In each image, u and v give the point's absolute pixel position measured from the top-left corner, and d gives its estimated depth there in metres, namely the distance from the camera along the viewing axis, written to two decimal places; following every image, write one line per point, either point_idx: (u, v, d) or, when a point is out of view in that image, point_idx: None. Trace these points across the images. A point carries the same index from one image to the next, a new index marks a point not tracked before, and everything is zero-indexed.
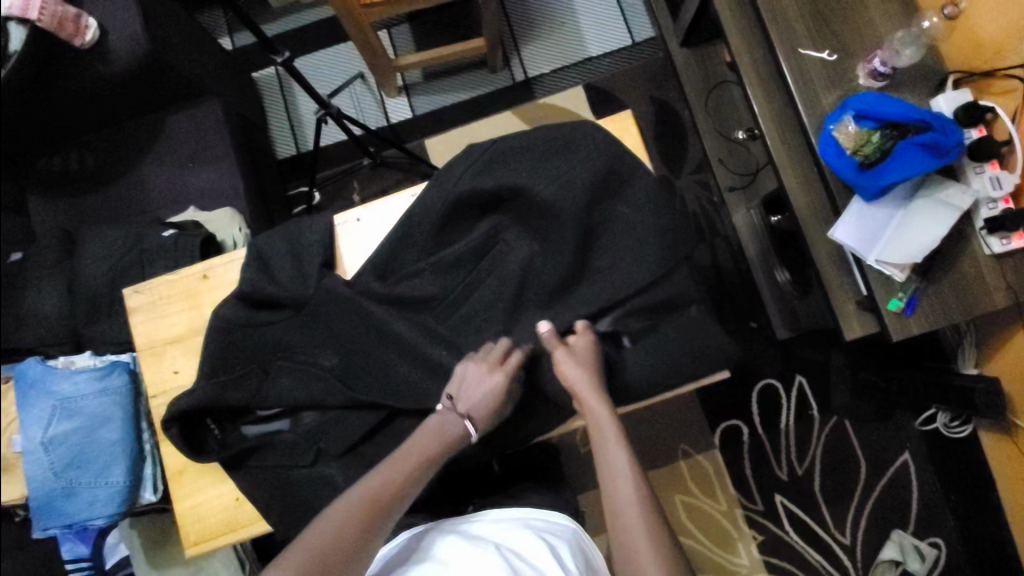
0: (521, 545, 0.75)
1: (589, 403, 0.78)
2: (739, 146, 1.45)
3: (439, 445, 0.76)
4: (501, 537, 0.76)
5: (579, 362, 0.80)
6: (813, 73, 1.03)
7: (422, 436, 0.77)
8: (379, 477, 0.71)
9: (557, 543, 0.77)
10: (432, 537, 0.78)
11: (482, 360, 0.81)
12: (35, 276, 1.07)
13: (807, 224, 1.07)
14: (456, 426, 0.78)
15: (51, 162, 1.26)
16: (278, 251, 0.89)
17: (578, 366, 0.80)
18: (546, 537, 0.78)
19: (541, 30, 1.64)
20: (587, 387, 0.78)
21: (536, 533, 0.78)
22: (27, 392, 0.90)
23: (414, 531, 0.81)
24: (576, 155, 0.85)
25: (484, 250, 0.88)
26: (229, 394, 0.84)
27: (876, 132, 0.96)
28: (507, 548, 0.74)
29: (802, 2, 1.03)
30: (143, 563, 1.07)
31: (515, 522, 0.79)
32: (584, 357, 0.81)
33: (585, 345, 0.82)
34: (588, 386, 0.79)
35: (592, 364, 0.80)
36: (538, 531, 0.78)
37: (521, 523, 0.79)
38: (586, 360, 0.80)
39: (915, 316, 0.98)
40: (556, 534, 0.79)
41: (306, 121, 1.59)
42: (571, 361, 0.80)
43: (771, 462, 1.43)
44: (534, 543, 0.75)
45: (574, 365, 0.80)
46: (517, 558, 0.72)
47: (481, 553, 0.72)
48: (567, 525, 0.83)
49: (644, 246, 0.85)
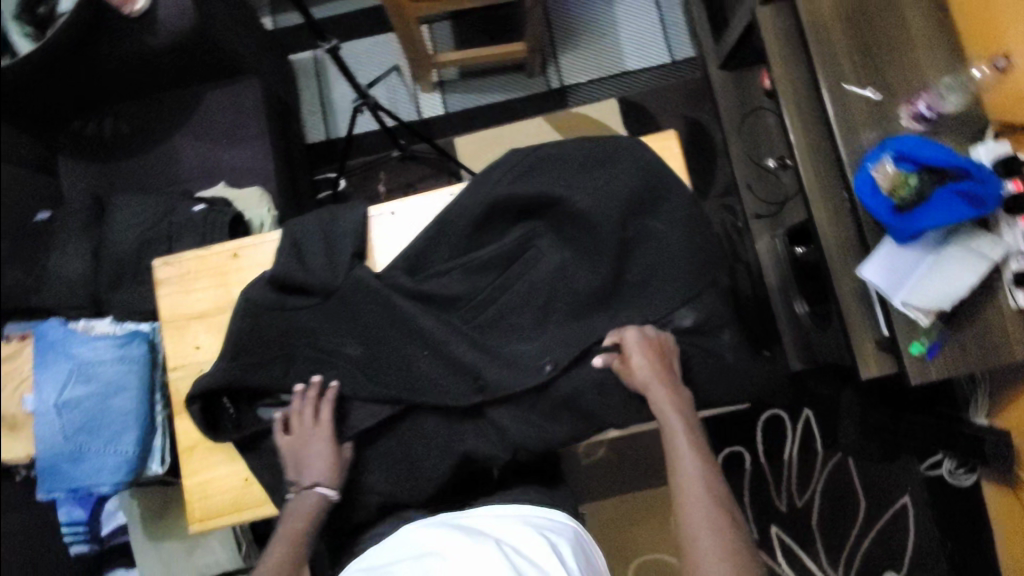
0: (522, 541, 0.74)
1: (653, 394, 0.77)
2: (769, 175, 1.45)
3: (301, 521, 0.78)
4: (500, 531, 0.76)
5: (639, 354, 0.79)
6: (856, 109, 1.02)
7: (283, 520, 0.78)
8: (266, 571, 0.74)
9: (558, 541, 0.77)
10: (428, 531, 0.76)
11: (298, 426, 0.83)
12: (62, 238, 1.08)
13: (833, 260, 1.07)
14: (310, 497, 0.80)
15: (87, 126, 1.28)
16: (309, 235, 0.89)
17: (637, 358, 0.79)
18: (548, 536, 0.77)
19: (581, 40, 1.65)
20: (650, 378, 0.78)
21: (537, 530, 0.77)
22: (45, 352, 0.90)
23: (409, 524, 0.80)
24: (614, 169, 0.86)
25: (515, 255, 0.88)
26: (250, 374, 0.85)
27: (914, 176, 0.95)
28: (507, 543, 0.73)
29: (849, 39, 1.04)
30: (140, 533, 1.07)
31: (515, 519, 0.79)
32: (636, 352, 0.79)
33: (641, 337, 0.80)
34: (649, 376, 0.78)
35: (652, 354, 0.80)
36: (541, 530, 0.77)
37: (520, 519, 0.79)
38: (646, 350, 0.80)
39: (936, 361, 0.97)
40: (557, 532, 0.79)
41: (340, 108, 1.60)
42: (630, 355, 0.79)
43: (770, 492, 1.42)
44: (535, 540, 0.75)
45: (635, 358, 0.79)
46: (519, 553, 0.72)
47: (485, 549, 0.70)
48: (567, 523, 0.82)
49: (675, 266, 0.84)
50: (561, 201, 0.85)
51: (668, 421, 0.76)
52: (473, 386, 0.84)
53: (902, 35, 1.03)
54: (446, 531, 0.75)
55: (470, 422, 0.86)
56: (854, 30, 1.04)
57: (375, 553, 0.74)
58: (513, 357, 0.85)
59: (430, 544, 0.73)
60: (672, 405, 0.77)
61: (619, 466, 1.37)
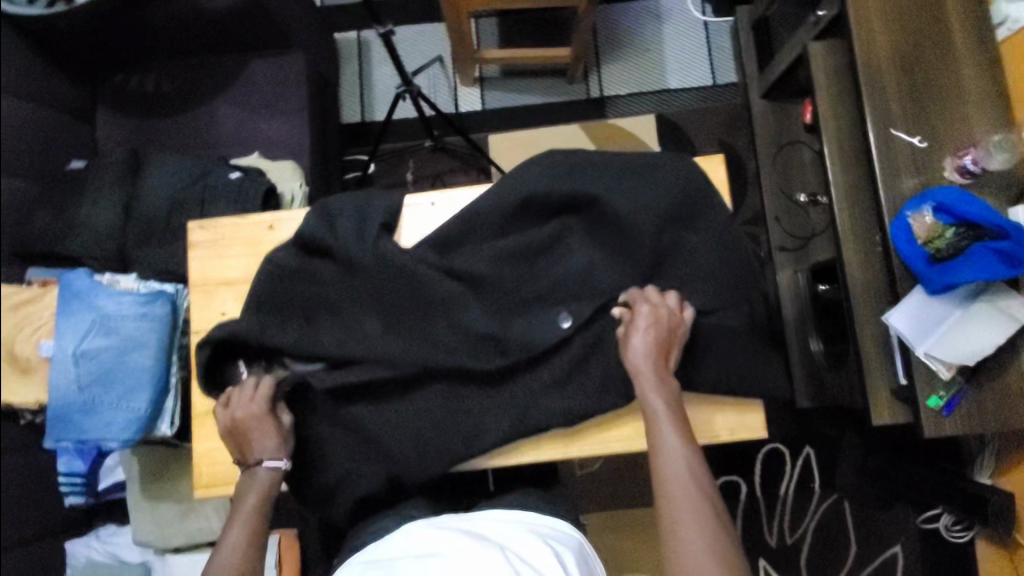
0: (525, 547, 0.75)
1: (643, 381, 0.77)
2: (798, 210, 1.45)
3: (257, 497, 0.76)
4: (504, 537, 0.76)
5: (640, 333, 0.78)
6: (901, 155, 1.02)
7: (237, 499, 0.76)
8: (230, 546, 0.71)
9: (560, 549, 0.77)
10: (431, 533, 0.76)
11: (233, 402, 0.80)
12: (94, 188, 1.07)
13: (857, 303, 1.07)
14: (264, 473, 0.78)
15: (130, 80, 1.29)
16: (343, 207, 0.87)
17: (637, 337, 0.78)
18: (552, 545, 0.77)
19: (625, 52, 1.64)
20: (644, 364, 0.77)
21: (540, 538, 0.77)
22: (69, 300, 0.90)
23: (411, 522, 0.80)
24: (657, 181, 0.84)
25: (542, 247, 0.85)
26: (274, 332, 0.83)
27: (951, 229, 0.95)
28: (510, 547, 0.74)
29: (901, 83, 1.04)
30: (136, 489, 1.08)
31: (518, 527, 0.79)
32: (640, 331, 0.78)
33: (653, 311, 0.79)
34: (643, 359, 0.77)
35: (657, 335, 0.78)
36: (545, 539, 0.77)
37: (523, 527, 0.79)
38: (653, 328, 0.78)
39: (952, 417, 0.97)
40: (559, 541, 0.79)
41: (378, 91, 1.60)
42: (635, 331, 0.78)
43: (762, 525, 1.42)
44: (538, 547, 0.75)
45: (636, 337, 0.78)
46: (522, 559, 0.72)
47: (489, 553, 0.70)
48: (569, 533, 0.82)
49: (706, 286, 0.84)
50: (600, 207, 0.83)
51: (655, 412, 0.75)
52: (491, 385, 0.84)
53: (954, 86, 1.03)
54: (450, 534, 0.75)
55: (481, 419, 0.83)
56: (906, 76, 1.04)
57: (378, 548, 0.75)
58: (532, 344, 0.81)
59: (431, 545, 0.73)
60: (661, 392, 0.76)
61: (615, 480, 1.37)
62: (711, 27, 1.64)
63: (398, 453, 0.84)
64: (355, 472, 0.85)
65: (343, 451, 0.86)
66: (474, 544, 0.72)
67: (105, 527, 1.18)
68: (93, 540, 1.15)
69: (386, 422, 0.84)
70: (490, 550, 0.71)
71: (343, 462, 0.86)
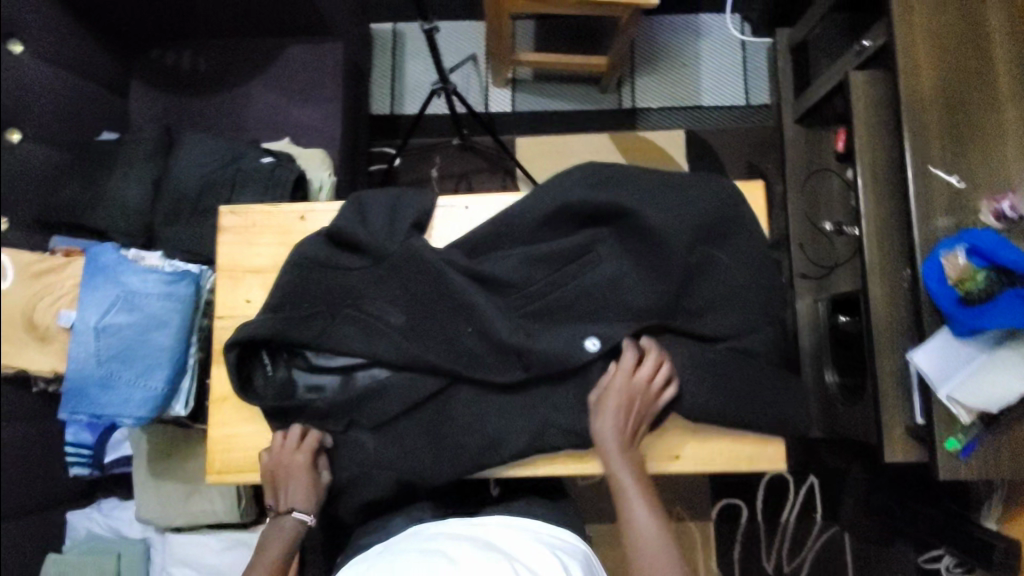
0: (531, 556, 0.74)
1: (609, 457, 0.78)
2: (824, 238, 1.42)
3: (280, 546, 0.79)
4: (510, 544, 0.75)
5: (614, 405, 0.78)
6: (936, 194, 1.00)
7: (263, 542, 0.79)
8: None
9: (567, 559, 0.76)
10: (440, 537, 0.75)
11: (280, 447, 0.81)
12: (124, 161, 1.07)
13: (880, 338, 1.06)
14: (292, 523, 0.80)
15: (166, 56, 1.29)
16: (377, 203, 0.87)
17: (611, 409, 0.78)
18: (561, 556, 0.76)
19: (660, 66, 1.64)
20: (612, 441, 0.78)
21: (547, 547, 0.77)
22: (94, 273, 0.89)
23: (420, 524, 0.80)
24: (694, 195, 0.83)
25: (574, 257, 0.83)
26: (298, 329, 0.83)
27: (983, 272, 0.93)
28: (516, 556, 0.73)
29: (943, 121, 1.02)
30: (144, 466, 1.08)
31: (525, 535, 0.78)
32: (613, 404, 0.78)
33: (631, 386, 0.78)
34: (615, 431, 0.78)
35: (629, 409, 0.79)
36: (554, 550, 0.76)
37: (530, 536, 0.78)
38: (624, 405, 0.78)
39: (968, 461, 0.95)
40: (566, 551, 0.78)
41: (409, 85, 1.59)
42: (607, 404, 0.78)
43: (761, 551, 1.40)
44: (544, 556, 0.74)
45: (607, 412, 0.78)
46: (528, 567, 0.71)
47: (497, 563, 0.69)
48: (576, 544, 0.82)
49: (734, 306, 0.82)
50: (635, 221, 0.82)
51: (624, 486, 0.77)
52: (512, 394, 0.83)
53: (996, 127, 1.01)
54: (459, 541, 0.74)
55: (497, 427, 0.81)
56: (949, 113, 1.02)
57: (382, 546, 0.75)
58: (557, 355, 0.80)
59: (439, 547, 0.72)
60: (627, 463, 0.78)
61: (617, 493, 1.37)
62: (749, 47, 1.63)
63: (411, 454, 0.83)
64: (364, 465, 0.83)
65: (355, 446, 0.84)
66: (479, 549, 0.71)
67: (107, 500, 1.18)
68: (94, 513, 1.15)
69: (403, 421, 0.84)
70: (496, 558, 0.70)
71: (351, 456, 0.84)
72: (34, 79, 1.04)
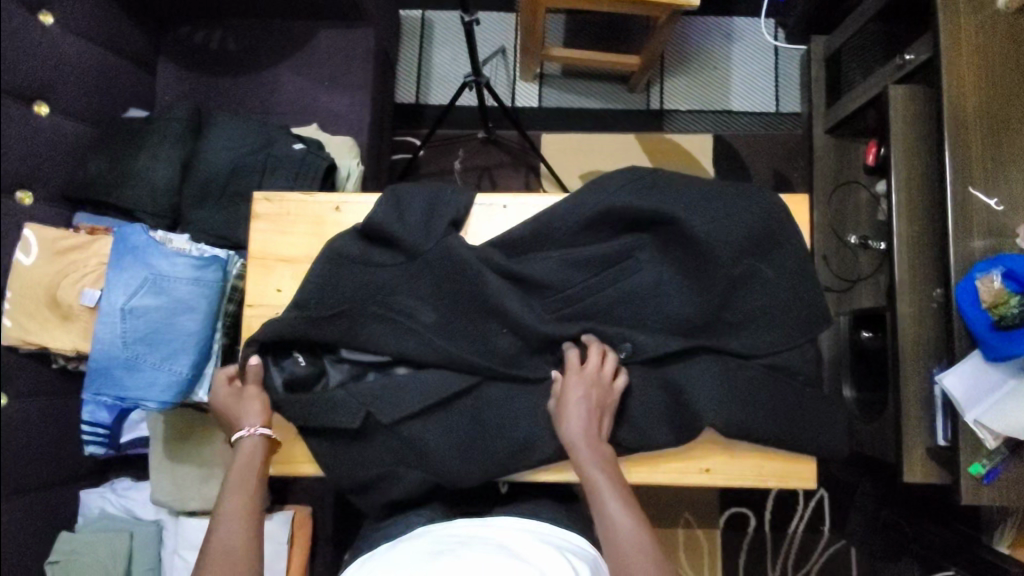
0: (540, 554, 0.72)
1: (579, 455, 0.76)
2: (849, 251, 1.39)
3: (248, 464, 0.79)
4: (515, 543, 0.73)
5: (572, 404, 0.77)
6: (975, 215, 0.98)
7: (232, 474, 0.78)
8: (234, 516, 0.74)
9: (577, 559, 0.74)
10: (449, 539, 0.73)
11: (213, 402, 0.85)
12: (152, 141, 1.06)
13: (906, 357, 1.06)
14: (251, 445, 0.80)
15: (195, 34, 1.27)
16: (415, 198, 0.86)
17: (569, 406, 0.77)
18: (573, 559, 0.73)
19: (691, 68, 1.62)
20: (581, 438, 0.76)
21: (556, 548, 0.75)
22: (123, 254, 0.89)
23: (431, 524, 0.80)
24: (738, 206, 0.82)
25: (612, 262, 0.83)
26: (326, 326, 0.82)
27: (1017, 298, 0.90)
28: (524, 554, 0.71)
29: (987, 141, 1.00)
30: (160, 447, 1.09)
31: (530, 534, 0.77)
32: (570, 401, 0.77)
33: (585, 381, 0.78)
34: (576, 431, 0.76)
35: (589, 407, 0.77)
36: (566, 553, 0.74)
37: (537, 537, 0.77)
38: (586, 401, 0.77)
39: (991, 486, 0.94)
40: (576, 552, 0.76)
41: (435, 75, 1.57)
42: (565, 405, 0.77)
43: (766, 561, 1.40)
44: (553, 554, 0.73)
45: (569, 410, 0.77)
46: (538, 567, 0.69)
47: (501, 563, 0.67)
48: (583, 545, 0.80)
49: (770, 319, 0.81)
50: (674, 229, 0.81)
51: (596, 484, 0.73)
52: (543, 401, 0.82)
53: None
54: (468, 541, 0.72)
55: (526, 431, 0.81)
56: (993, 133, 1.00)
57: (390, 549, 0.73)
58: None
59: (449, 548, 0.70)
60: (599, 464, 0.75)
61: None
62: (781, 53, 1.61)
63: (438, 454, 0.82)
64: (392, 463, 0.82)
65: (382, 446, 0.83)
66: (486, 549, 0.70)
67: (120, 481, 1.18)
68: (108, 492, 1.15)
69: (429, 419, 0.83)
70: (505, 558, 0.68)
71: (376, 452, 0.83)
72: (66, 52, 1.03)
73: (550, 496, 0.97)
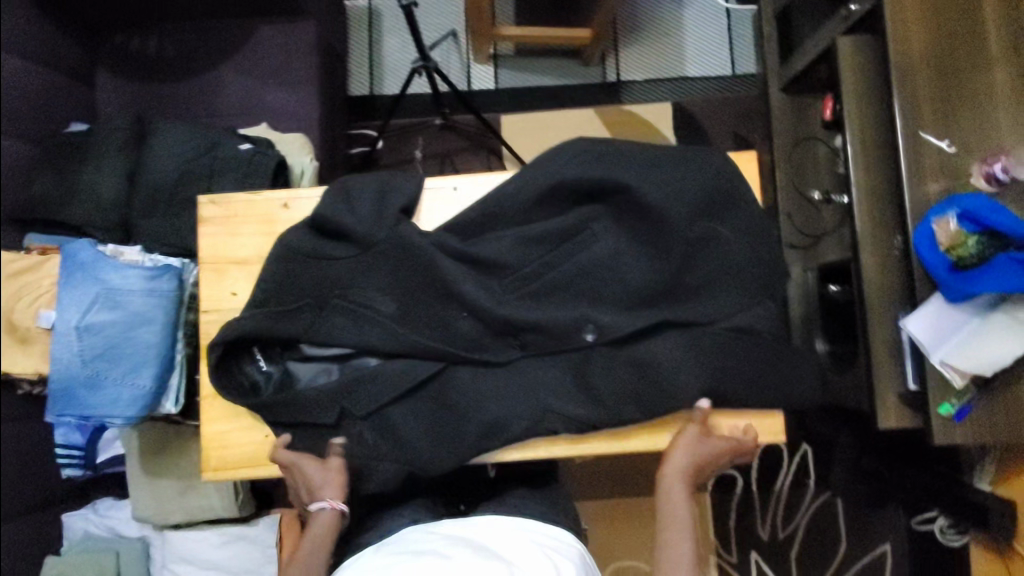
0: (529, 560, 0.71)
1: (674, 481, 0.81)
2: (811, 207, 1.41)
3: (323, 539, 0.81)
4: (501, 545, 0.73)
5: (705, 446, 0.82)
6: (927, 158, 0.99)
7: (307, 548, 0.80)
8: None
9: (561, 562, 0.74)
10: (430, 539, 0.73)
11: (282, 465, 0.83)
12: (96, 153, 1.03)
13: (873, 305, 1.06)
14: (325, 522, 0.81)
15: (131, 41, 1.24)
16: (365, 189, 0.85)
17: (702, 445, 0.82)
18: (551, 555, 0.75)
19: (644, 37, 1.61)
20: (686, 468, 0.81)
21: (542, 551, 0.75)
22: (72, 272, 0.87)
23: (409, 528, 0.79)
24: (684, 170, 0.82)
25: (569, 235, 0.83)
26: (283, 323, 0.82)
27: (975, 238, 0.92)
28: (507, 554, 0.72)
29: (934, 85, 1.00)
30: (135, 464, 1.08)
31: (520, 537, 0.77)
32: (706, 444, 0.82)
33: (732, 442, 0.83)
34: (688, 462, 0.82)
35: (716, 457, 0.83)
36: (544, 549, 0.75)
37: (526, 536, 0.77)
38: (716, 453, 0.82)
39: (962, 425, 0.95)
40: (561, 553, 0.76)
41: (387, 64, 1.55)
42: (701, 439, 0.82)
43: (756, 519, 1.38)
44: (539, 560, 0.72)
45: (699, 447, 0.82)
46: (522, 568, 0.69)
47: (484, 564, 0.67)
48: (569, 545, 0.79)
49: (730, 279, 0.82)
50: (627, 196, 0.81)
51: (672, 514, 0.80)
52: (510, 381, 0.82)
53: (986, 89, 0.99)
54: (449, 541, 0.73)
55: (495, 412, 0.81)
56: (939, 76, 1.00)
57: (370, 553, 0.72)
58: (557, 337, 0.81)
59: (429, 548, 0.71)
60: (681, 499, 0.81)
61: (614, 471, 1.36)
62: (733, 15, 1.61)
63: (410, 443, 0.82)
64: (364, 457, 0.82)
65: (352, 440, 0.82)
66: (474, 553, 0.69)
67: (103, 500, 1.17)
68: (90, 513, 1.14)
69: (396, 409, 0.82)
70: (494, 563, 0.68)
71: (346, 449, 0.82)
72: None
73: (530, 483, 0.99)
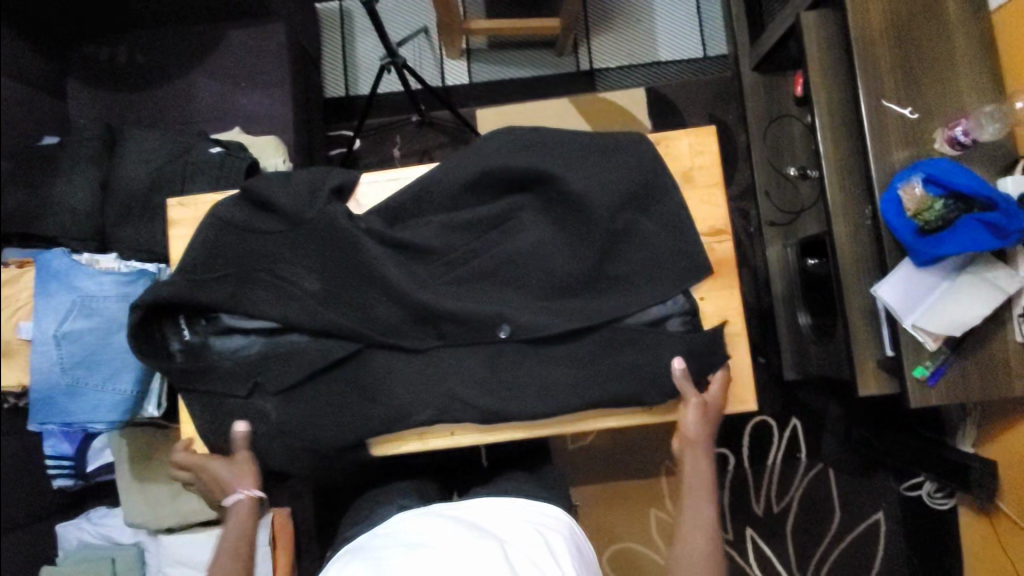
0: (519, 538, 0.72)
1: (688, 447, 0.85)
2: (788, 183, 1.42)
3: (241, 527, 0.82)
4: (491, 523, 0.74)
5: (695, 413, 0.84)
6: (888, 125, 1.00)
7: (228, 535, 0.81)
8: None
9: (552, 536, 0.75)
10: (419, 520, 0.74)
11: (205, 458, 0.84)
12: (67, 164, 1.04)
13: (846, 275, 1.07)
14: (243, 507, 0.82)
15: (100, 51, 1.24)
16: (334, 185, 0.86)
17: (693, 415, 0.84)
18: (543, 531, 0.75)
19: (615, 24, 1.61)
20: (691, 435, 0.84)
21: (533, 526, 0.75)
22: (47, 281, 0.89)
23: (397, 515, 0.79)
24: (619, 159, 0.86)
25: (491, 223, 0.86)
26: (202, 291, 0.83)
27: (940, 201, 0.94)
28: (498, 534, 0.72)
29: (895, 53, 1.01)
30: (125, 470, 1.08)
31: (513, 513, 0.77)
32: (700, 411, 0.84)
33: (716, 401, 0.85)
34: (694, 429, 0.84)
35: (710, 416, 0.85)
36: (536, 525, 0.76)
37: (516, 513, 0.78)
38: (710, 413, 0.85)
39: (937, 387, 0.96)
40: (552, 529, 0.77)
41: (361, 64, 1.55)
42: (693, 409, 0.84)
43: (749, 495, 1.39)
44: (529, 535, 0.73)
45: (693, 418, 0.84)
46: (512, 546, 0.70)
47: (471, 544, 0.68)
48: (559, 518, 0.80)
49: (692, 256, 0.85)
50: (585, 179, 0.83)
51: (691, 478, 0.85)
52: (484, 365, 0.84)
53: (945, 54, 1.01)
54: (436, 521, 0.74)
55: (471, 394, 0.83)
56: (899, 46, 1.01)
57: (361, 545, 0.73)
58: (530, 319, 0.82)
59: (416, 534, 0.71)
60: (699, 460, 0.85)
61: (605, 455, 1.37)
62: None
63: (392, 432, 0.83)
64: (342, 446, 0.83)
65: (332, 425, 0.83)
66: (461, 533, 0.70)
67: (96, 509, 1.18)
68: (84, 522, 1.14)
69: (375, 398, 0.83)
70: (482, 542, 0.69)
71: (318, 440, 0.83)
72: None
73: (520, 468, 1.00)
